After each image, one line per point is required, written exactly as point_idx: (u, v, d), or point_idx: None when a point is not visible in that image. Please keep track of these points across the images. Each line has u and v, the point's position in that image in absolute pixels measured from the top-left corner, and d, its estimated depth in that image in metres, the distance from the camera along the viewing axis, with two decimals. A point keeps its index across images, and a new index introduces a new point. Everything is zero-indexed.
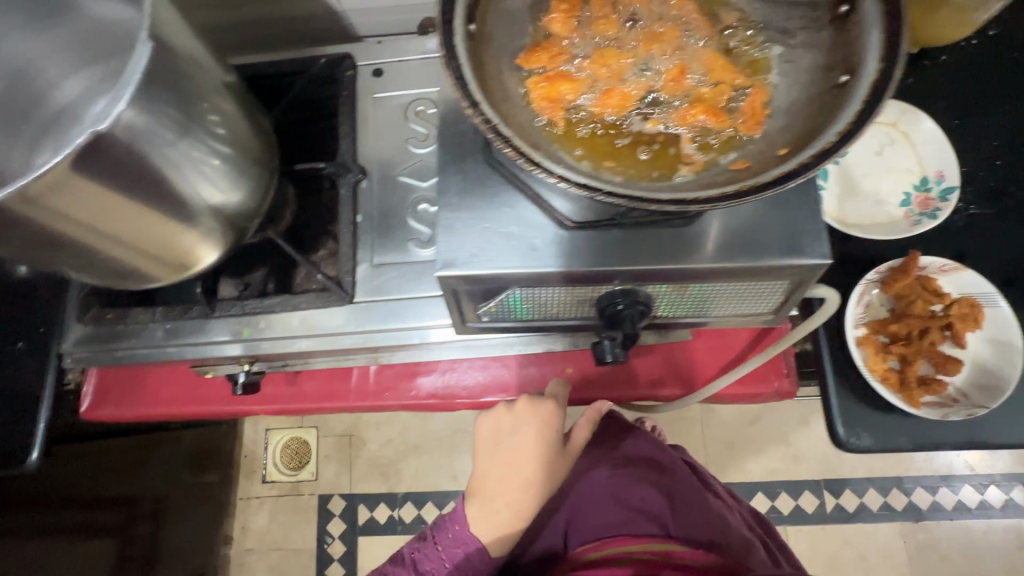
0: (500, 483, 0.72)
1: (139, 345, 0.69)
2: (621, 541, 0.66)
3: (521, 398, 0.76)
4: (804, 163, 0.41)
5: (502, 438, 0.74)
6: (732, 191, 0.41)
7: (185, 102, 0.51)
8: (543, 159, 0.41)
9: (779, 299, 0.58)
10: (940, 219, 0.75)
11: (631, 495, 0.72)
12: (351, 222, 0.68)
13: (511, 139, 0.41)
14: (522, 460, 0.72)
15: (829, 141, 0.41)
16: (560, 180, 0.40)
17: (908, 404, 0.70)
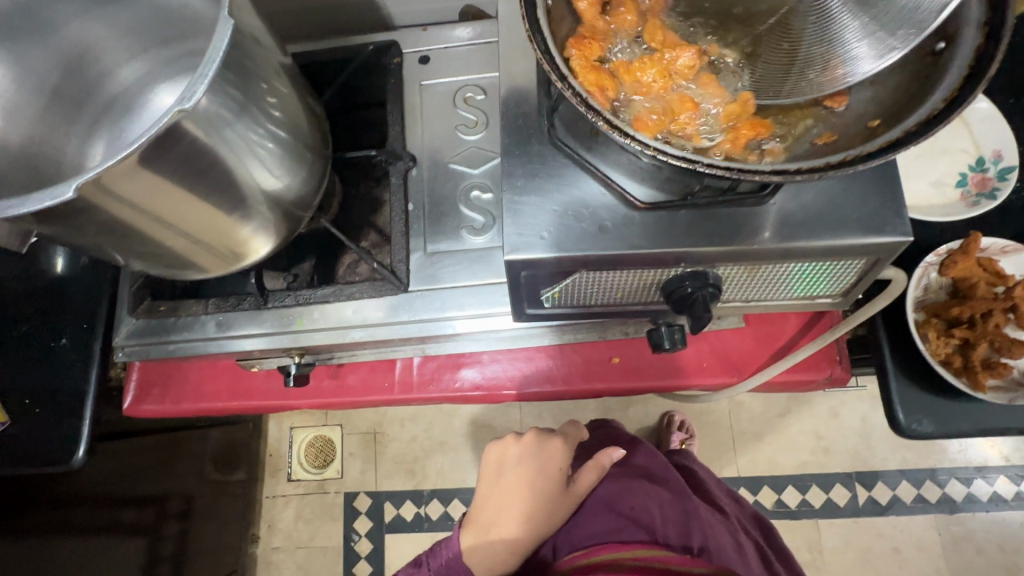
0: (496, 512, 0.72)
1: (192, 337, 0.70)
2: (612, 547, 0.69)
3: (530, 431, 0.78)
4: (907, 132, 0.40)
5: (505, 463, 0.75)
6: (835, 160, 0.41)
7: (256, 87, 0.50)
8: (633, 132, 0.42)
9: (851, 280, 0.57)
10: (999, 198, 0.73)
11: (625, 504, 0.75)
12: (403, 210, 0.67)
13: (601, 111, 0.42)
14: (522, 496, 0.72)
15: (934, 107, 0.40)
16: (657, 153, 0.41)
17: (975, 388, 0.67)
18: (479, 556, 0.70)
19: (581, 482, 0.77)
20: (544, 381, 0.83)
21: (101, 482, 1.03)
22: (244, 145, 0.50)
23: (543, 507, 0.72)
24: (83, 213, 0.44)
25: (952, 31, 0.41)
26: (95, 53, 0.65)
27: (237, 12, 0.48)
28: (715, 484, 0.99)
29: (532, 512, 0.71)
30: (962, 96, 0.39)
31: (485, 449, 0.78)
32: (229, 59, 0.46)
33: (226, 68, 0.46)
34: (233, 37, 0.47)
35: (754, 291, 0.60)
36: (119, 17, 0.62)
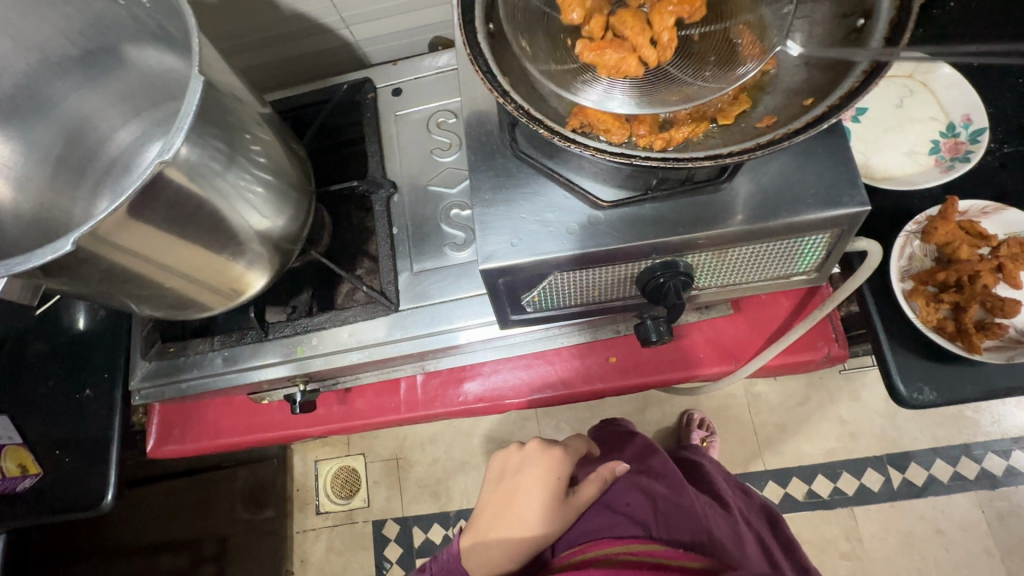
0: (495, 516, 0.76)
1: (201, 375, 0.72)
2: (605, 543, 0.68)
3: (534, 442, 0.83)
4: (831, 107, 0.43)
5: (508, 473, 0.80)
6: (764, 141, 0.43)
7: (235, 132, 0.55)
8: (574, 137, 0.45)
9: (820, 257, 0.58)
10: (973, 160, 0.73)
11: (618, 501, 0.77)
12: (388, 235, 0.70)
13: (543, 121, 0.44)
14: (518, 501, 0.74)
15: (856, 80, 0.43)
16: (595, 153, 0.44)
17: (971, 351, 0.67)
18: (477, 559, 0.73)
19: (582, 495, 0.76)
20: (545, 387, 0.85)
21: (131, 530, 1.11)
22: (232, 191, 0.55)
23: (536, 512, 0.72)
24: (84, 262, 0.48)
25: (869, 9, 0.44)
26: (93, 118, 0.71)
27: (211, 70, 0.53)
28: (721, 478, 0.99)
29: (530, 516, 0.72)
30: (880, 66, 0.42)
31: (490, 460, 0.85)
32: (204, 112, 0.50)
33: (201, 122, 0.50)
34: (206, 93, 0.51)
35: (728, 275, 0.61)
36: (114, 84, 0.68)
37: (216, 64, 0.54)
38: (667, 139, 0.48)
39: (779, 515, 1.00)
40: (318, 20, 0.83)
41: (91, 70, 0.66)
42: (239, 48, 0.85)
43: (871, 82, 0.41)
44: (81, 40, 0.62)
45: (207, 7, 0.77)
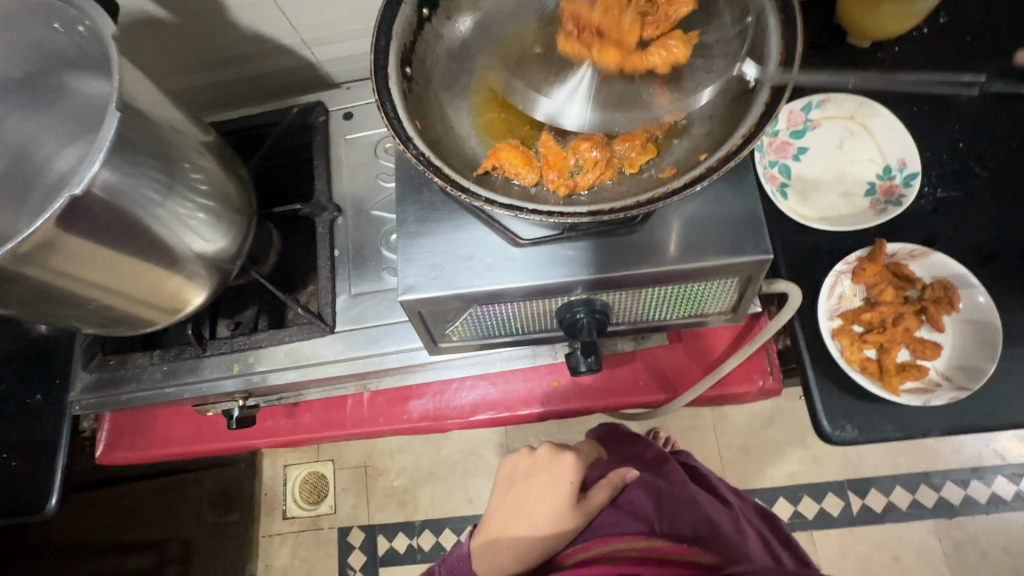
0: (507, 520, 0.76)
1: (140, 388, 0.73)
2: (609, 539, 0.66)
3: (543, 447, 0.83)
4: (710, 168, 0.44)
5: (518, 477, 0.81)
6: (647, 198, 0.45)
7: (165, 157, 0.57)
8: (472, 185, 0.45)
9: (735, 297, 0.60)
10: (905, 205, 0.76)
11: (622, 498, 0.72)
12: (329, 257, 0.72)
13: (442, 169, 0.45)
14: (527, 505, 0.75)
15: (735, 143, 0.44)
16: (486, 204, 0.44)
17: (889, 392, 0.69)
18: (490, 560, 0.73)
19: (592, 500, 0.72)
20: (489, 408, 0.86)
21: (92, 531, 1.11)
22: (173, 219, 0.59)
23: (547, 519, 0.71)
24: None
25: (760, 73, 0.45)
26: (36, 141, 0.68)
27: (138, 100, 0.55)
28: (724, 486, 0.93)
29: (541, 519, 0.72)
30: (758, 131, 0.43)
31: (501, 465, 0.86)
32: (125, 140, 0.52)
33: (121, 150, 0.52)
34: (128, 123, 0.53)
35: (648, 312, 0.62)
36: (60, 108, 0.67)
37: (144, 93, 0.56)
38: (570, 186, 0.49)
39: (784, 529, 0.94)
40: (276, 41, 0.85)
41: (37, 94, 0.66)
42: (200, 65, 0.87)
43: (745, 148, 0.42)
44: (24, 63, 0.63)
45: (165, 27, 0.79)
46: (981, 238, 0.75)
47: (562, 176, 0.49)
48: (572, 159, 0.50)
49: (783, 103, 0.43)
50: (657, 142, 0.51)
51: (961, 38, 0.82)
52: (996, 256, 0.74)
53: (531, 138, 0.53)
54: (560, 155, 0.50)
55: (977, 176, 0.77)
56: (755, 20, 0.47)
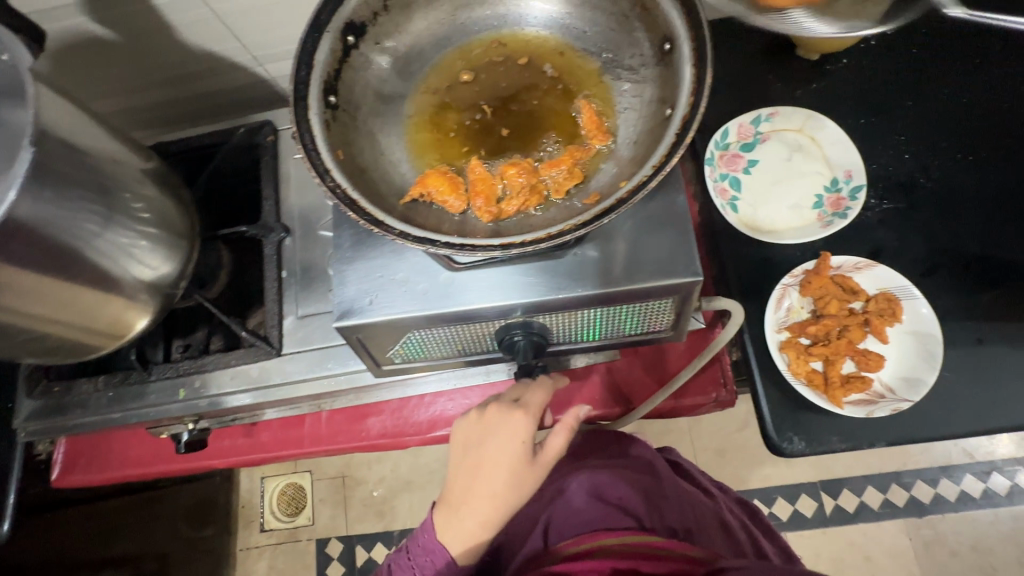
0: (466, 490, 0.60)
1: (86, 415, 0.72)
2: (600, 534, 0.59)
3: (490, 402, 0.62)
4: (623, 198, 0.44)
5: (469, 447, 0.61)
6: (559, 230, 0.44)
7: (91, 186, 0.56)
8: (387, 217, 0.44)
9: (672, 316, 0.60)
10: (850, 218, 0.77)
11: (610, 492, 0.66)
12: (276, 279, 0.72)
13: (357, 202, 0.44)
14: (491, 479, 0.59)
15: (646, 173, 0.44)
16: (400, 235, 0.43)
17: (833, 404, 0.70)
18: (453, 534, 0.60)
19: (549, 450, 0.62)
20: (448, 424, 0.86)
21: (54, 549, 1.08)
22: (110, 247, 0.58)
23: (507, 486, 0.59)
24: None
25: (673, 101, 0.45)
26: None
27: (60, 130, 0.54)
28: (704, 479, 0.90)
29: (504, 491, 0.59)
30: (667, 162, 0.43)
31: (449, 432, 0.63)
32: (44, 173, 0.51)
33: (39, 183, 0.51)
34: (47, 154, 0.52)
35: (588, 332, 0.62)
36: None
37: (68, 123, 0.56)
38: (496, 213, 0.49)
39: (765, 518, 0.92)
40: (227, 59, 0.84)
41: None
42: (152, 82, 0.86)
43: (650, 180, 0.41)
44: None
45: (110, 46, 0.78)
46: (925, 249, 0.76)
47: (488, 203, 0.49)
48: (498, 186, 0.50)
49: (692, 133, 0.42)
50: (586, 166, 0.51)
51: (908, 50, 0.83)
52: (939, 267, 0.75)
53: (463, 165, 0.53)
54: (487, 182, 0.50)
55: (922, 187, 0.78)
56: (672, 47, 0.47)
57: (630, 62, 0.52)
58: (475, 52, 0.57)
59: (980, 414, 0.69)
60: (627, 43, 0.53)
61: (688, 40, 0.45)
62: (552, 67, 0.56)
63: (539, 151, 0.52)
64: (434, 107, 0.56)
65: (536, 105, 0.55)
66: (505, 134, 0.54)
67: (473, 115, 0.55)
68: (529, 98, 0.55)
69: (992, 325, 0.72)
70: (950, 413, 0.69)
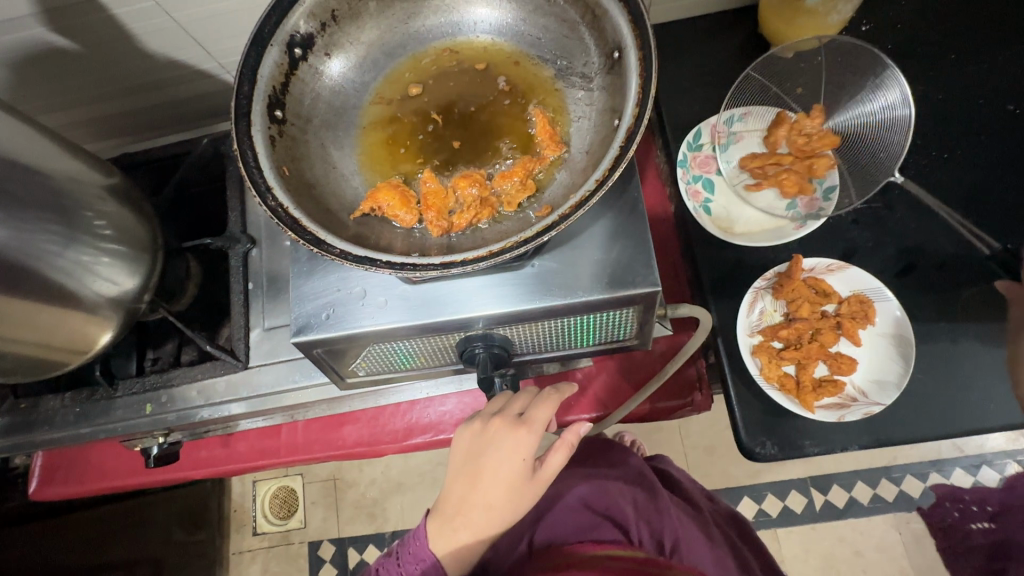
0: (462, 498, 0.57)
1: (53, 431, 0.71)
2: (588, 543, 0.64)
3: (496, 407, 0.60)
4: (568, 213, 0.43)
5: (472, 452, 0.57)
6: (504, 246, 0.43)
7: (45, 206, 0.55)
8: (330, 236, 0.43)
9: (637, 326, 0.59)
10: (823, 219, 0.76)
11: (599, 503, 0.71)
12: (241, 291, 0.71)
13: (299, 221, 0.43)
14: (487, 489, 0.55)
15: (591, 187, 0.43)
16: (343, 255, 0.43)
17: (805, 409, 0.69)
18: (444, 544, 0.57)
19: (549, 468, 0.57)
20: (424, 431, 0.86)
21: None
22: (69, 265, 0.58)
23: (502, 502, 0.56)
24: None
25: (620, 111, 0.44)
26: None
27: (9, 149, 0.53)
28: (696, 492, 0.92)
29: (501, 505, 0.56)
30: (610, 175, 0.41)
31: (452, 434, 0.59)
32: None
33: None
34: None
35: (552, 342, 0.61)
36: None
37: (17, 142, 0.55)
38: (446, 227, 0.48)
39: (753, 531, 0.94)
40: (192, 67, 0.83)
41: None
42: (118, 91, 0.85)
43: (592, 195, 0.40)
44: None
45: (72, 57, 0.77)
46: (899, 249, 0.75)
47: (441, 218, 0.48)
48: (450, 199, 0.49)
49: (636, 145, 0.41)
50: (539, 178, 0.50)
51: (882, 47, 0.82)
52: (913, 267, 0.74)
53: (415, 178, 0.52)
54: (439, 195, 0.49)
55: (897, 187, 0.77)
56: (619, 55, 0.46)
57: (582, 69, 0.51)
58: (427, 61, 0.56)
59: (953, 416, 0.68)
60: (580, 49, 0.51)
61: (634, 49, 0.44)
62: (505, 75, 0.55)
63: (493, 162, 0.52)
64: (386, 118, 0.55)
65: (489, 116, 0.54)
66: (459, 145, 0.53)
67: (425, 127, 0.54)
68: (480, 108, 0.54)
69: (967, 325, 0.71)
70: (924, 416, 0.69)
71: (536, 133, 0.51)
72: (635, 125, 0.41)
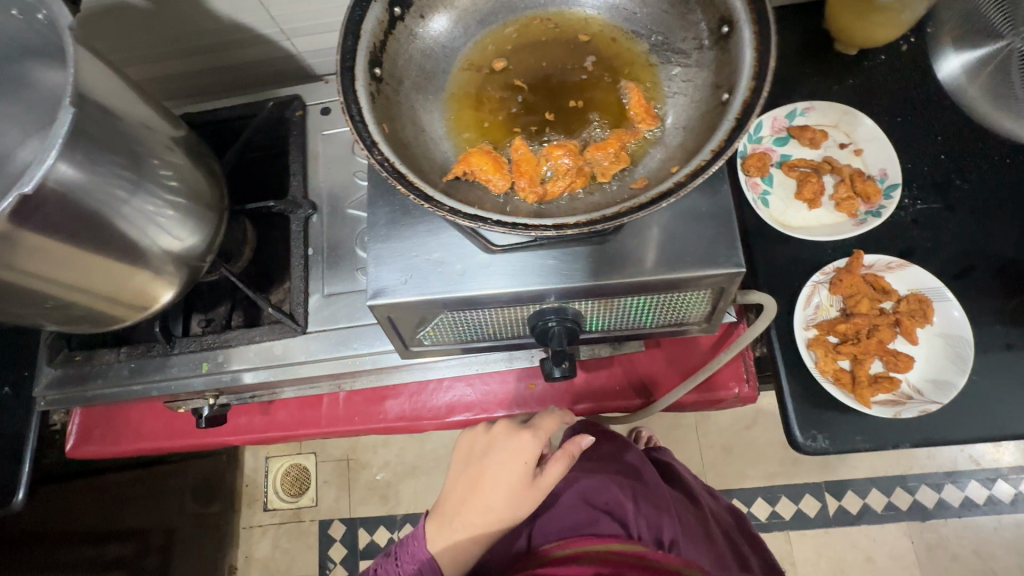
0: (463, 499, 0.70)
1: (106, 385, 0.72)
2: (584, 540, 0.69)
3: (500, 419, 0.73)
4: (679, 182, 0.42)
5: (476, 457, 0.70)
6: (613, 212, 0.43)
7: (125, 153, 0.55)
8: (435, 193, 0.43)
9: (709, 308, 0.60)
10: (884, 216, 0.76)
11: (596, 497, 0.74)
12: (302, 256, 0.71)
13: (404, 175, 0.43)
14: (486, 487, 0.68)
15: (704, 158, 0.42)
16: (448, 213, 0.42)
17: (861, 404, 0.69)
18: (443, 538, 0.69)
19: (548, 475, 0.69)
20: (466, 409, 0.86)
21: (70, 517, 1.06)
22: (136, 215, 0.57)
23: (503, 502, 0.67)
24: None
25: (732, 85, 0.44)
26: None
27: (94, 93, 0.52)
28: (695, 484, 0.94)
29: (497, 503, 0.67)
30: (728, 145, 0.41)
31: (456, 440, 0.75)
32: (79, 137, 0.50)
33: (75, 147, 0.50)
34: (83, 118, 0.51)
35: (622, 321, 0.62)
36: (23, 100, 0.60)
37: (105, 87, 0.55)
38: (540, 194, 0.48)
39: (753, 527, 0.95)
40: (252, 32, 0.83)
41: None
42: (178, 51, 0.85)
43: (712, 163, 0.40)
44: None
45: (137, 13, 0.76)
46: (958, 251, 0.75)
47: (535, 184, 0.48)
48: (543, 166, 0.49)
49: (753, 117, 0.41)
50: (633, 150, 0.50)
51: None
52: (971, 270, 0.74)
53: (505, 144, 0.52)
54: (533, 162, 0.50)
55: (957, 189, 0.77)
56: (730, 30, 0.46)
57: (682, 45, 0.51)
58: (509, 32, 0.56)
59: (1009, 420, 0.68)
60: (680, 26, 0.51)
61: (749, 22, 0.43)
62: (592, 52, 0.55)
63: (584, 133, 0.52)
64: (474, 86, 0.55)
65: (579, 89, 0.54)
66: (550, 115, 0.53)
67: (514, 98, 0.54)
68: (567, 82, 0.54)
69: (1022, 330, 0.71)
70: (979, 418, 0.69)
71: (630, 106, 0.52)
72: (753, 98, 0.41)
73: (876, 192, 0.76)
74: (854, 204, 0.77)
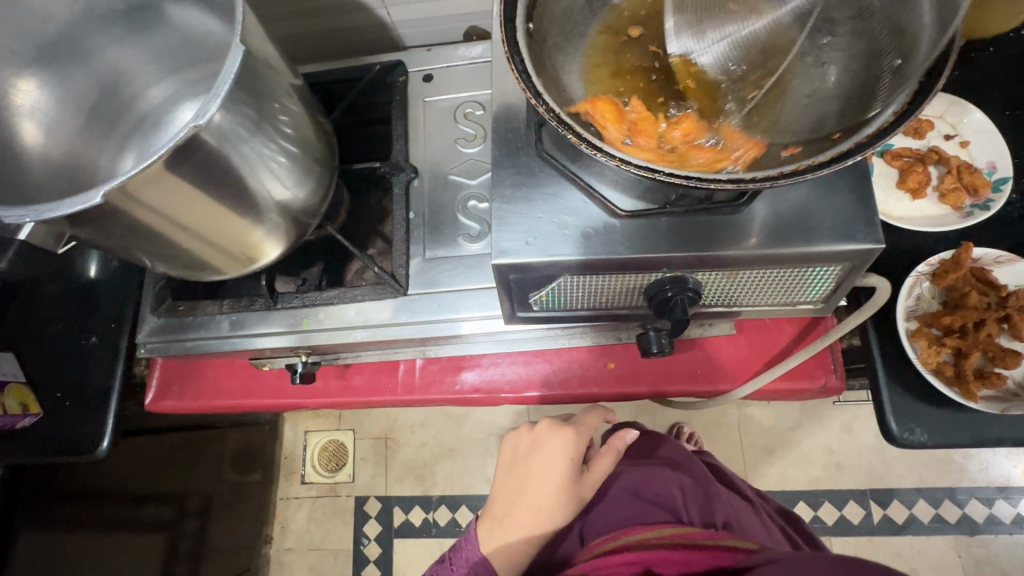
0: (512, 501, 0.67)
1: (208, 335, 0.74)
2: (637, 529, 0.62)
3: (544, 419, 0.73)
4: (858, 143, 0.44)
5: (525, 455, 0.70)
6: (791, 168, 0.44)
7: (269, 103, 0.56)
8: (603, 145, 0.44)
9: (830, 287, 0.60)
10: (993, 210, 0.74)
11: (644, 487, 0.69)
12: (405, 219, 0.71)
13: (573, 126, 0.44)
14: (536, 483, 0.67)
15: (887, 119, 0.44)
16: (621, 163, 0.43)
17: (966, 397, 0.67)
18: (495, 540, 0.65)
19: (597, 471, 0.70)
20: (542, 385, 0.86)
21: (117, 478, 1.04)
22: (256, 158, 0.55)
23: (555, 498, 0.66)
24: (111, 216, 0.50)
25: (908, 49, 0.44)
26: (127, 73, 0.71)
27: (248, 39, 0.54)
28: (749, 488, 0.88)
29: (549, 500, 0.66)
30: (911, 109, 0.43)
31: (500, 442, 0.74)
32: (239, 82, 0.51)
33: (236, 91, 0.51)
34: (246, 63, 0.52)
35: (734, 295, 0.62)
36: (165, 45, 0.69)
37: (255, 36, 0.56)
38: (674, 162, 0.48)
39: (806, 525, 0.90)
40: None
41: (138, 29, 0.67)
42: (279, 15, 0.86)
43: (898, 126, 0.42)
44: None
45: None
46: None
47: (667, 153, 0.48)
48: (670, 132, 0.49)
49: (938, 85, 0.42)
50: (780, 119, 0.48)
51: None
52: None
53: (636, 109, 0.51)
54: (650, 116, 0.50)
55: None
56: None
57: None
58: None
59: None
60: None
61: None
62: None
63: (722, 98, 0.49)
64: (611, 52, 0.54)
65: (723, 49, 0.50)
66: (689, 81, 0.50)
67: (653, 65, 0.53)
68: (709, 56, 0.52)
69: None
70: None
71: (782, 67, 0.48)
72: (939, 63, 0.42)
73: (985, 185, 0.74)
74: (961, 196, 0.75)
